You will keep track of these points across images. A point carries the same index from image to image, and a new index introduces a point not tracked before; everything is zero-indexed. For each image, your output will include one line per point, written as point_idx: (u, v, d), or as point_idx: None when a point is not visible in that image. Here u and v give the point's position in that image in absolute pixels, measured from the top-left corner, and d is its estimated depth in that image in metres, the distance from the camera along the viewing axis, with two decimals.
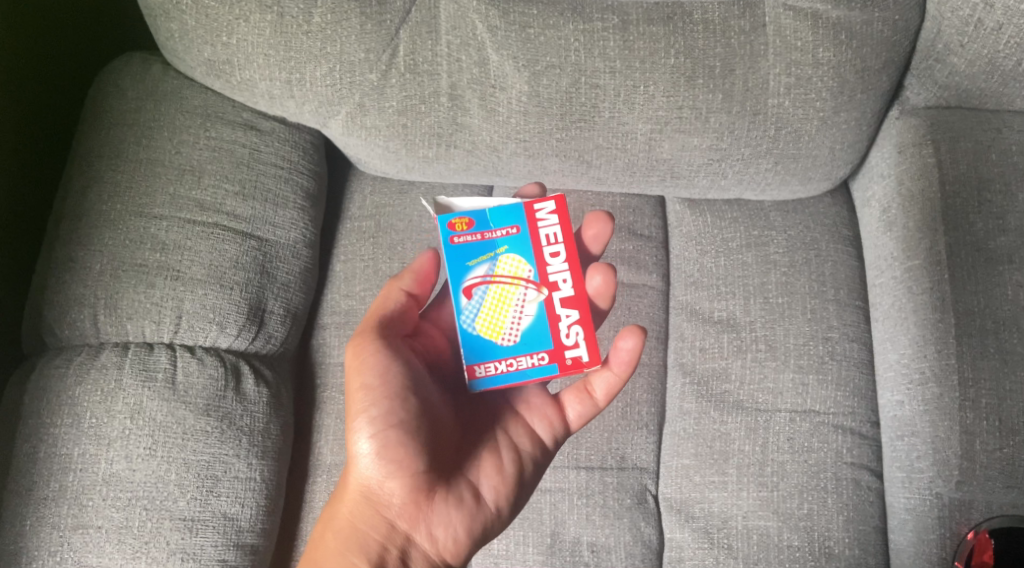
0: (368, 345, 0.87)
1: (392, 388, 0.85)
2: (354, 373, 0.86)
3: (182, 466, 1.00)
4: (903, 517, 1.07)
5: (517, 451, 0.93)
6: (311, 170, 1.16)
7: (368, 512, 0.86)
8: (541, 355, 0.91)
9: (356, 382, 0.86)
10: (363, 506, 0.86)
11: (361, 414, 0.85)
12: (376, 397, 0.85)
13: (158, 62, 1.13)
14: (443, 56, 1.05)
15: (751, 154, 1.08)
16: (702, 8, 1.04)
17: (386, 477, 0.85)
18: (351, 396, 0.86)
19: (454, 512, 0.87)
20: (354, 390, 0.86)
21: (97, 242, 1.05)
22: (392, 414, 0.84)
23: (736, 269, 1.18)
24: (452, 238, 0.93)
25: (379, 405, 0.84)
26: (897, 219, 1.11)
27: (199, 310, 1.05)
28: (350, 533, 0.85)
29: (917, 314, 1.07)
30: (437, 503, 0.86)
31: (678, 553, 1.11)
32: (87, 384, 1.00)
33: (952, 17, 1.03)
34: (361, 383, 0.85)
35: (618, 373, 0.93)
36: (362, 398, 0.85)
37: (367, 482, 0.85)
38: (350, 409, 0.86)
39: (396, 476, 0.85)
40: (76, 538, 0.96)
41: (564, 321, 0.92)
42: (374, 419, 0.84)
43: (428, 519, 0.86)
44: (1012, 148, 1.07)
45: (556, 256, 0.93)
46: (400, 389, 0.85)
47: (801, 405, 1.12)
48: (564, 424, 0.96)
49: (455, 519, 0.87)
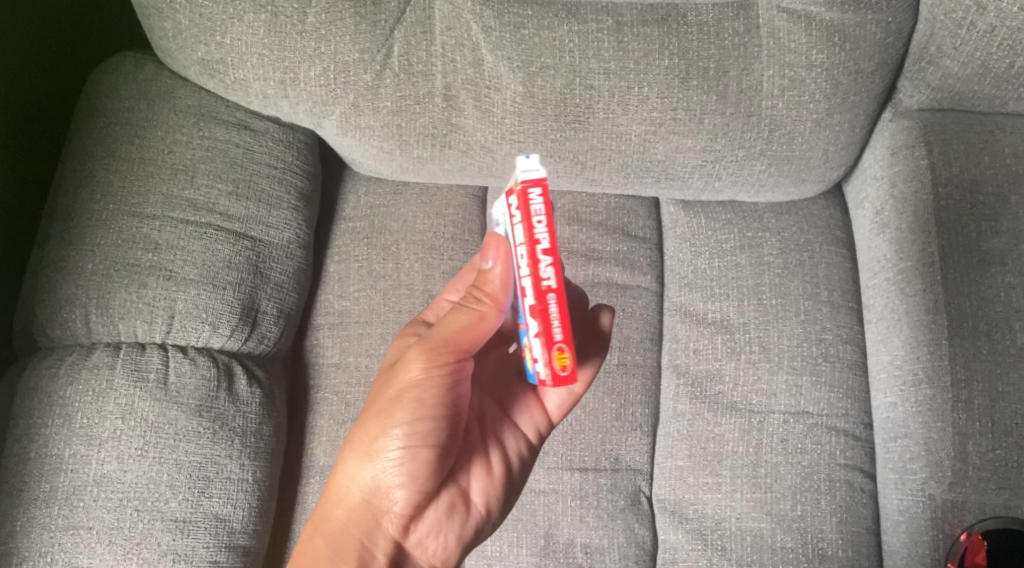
0: (435, 363, 0.85)
1: (442, 410, 0.85)
2: (410, 386, 0.85)
3: (173, 467, 1.00)
4: (896, 519, 1.08)
5: (512, 461, 0.95)
6: (304, 171, 1.16)
7: (367, 518, 0.86)
8: None
9: (406, 392, 0.85)
10: (363, 511, 0.86)
11: (400, 424, 0.85)
12: (423, 412, 0.85)
13: (152, 62, 1.12)
14: (438, 57, 1.05)
15: (744, 156, 1.09)
16: (696, 9, 1.04)
17: (400, 486, 0.86)
18: (395, 402, 0.85)
19: (446, 521, 0.89)
20: (402, 399, 0.85)
21: (89, 242, 1.04)
22: (431, 434, 0.85)
23: (730, 271, 1.18)
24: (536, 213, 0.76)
25: (421, 422, 0.85)
26: (890, 220, 1.11)
27: (192, 310, 1.05)
28: (343, 535, 0.86)
29: (909, 315, 1.07)
30: (431, 512, 0.89)
31: (672, 554, 1.11)
32: (78, 385, 1.00)
33: (945, 20, 1.03)
34: (415, 396, 0.85)
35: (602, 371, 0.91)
36: (407, 409, 0.85)
37: (376, 487, 0.86)
38: (388, 414, 0.85)
39: (408, 487, 0.86)
40: (67, 539, 0.95)
41: None
42: (412, 433, 0.85)
43: (421, 527, 0.88)
44: (1004, 151, 1.08)
45: None
46: (449, 412, 0.86)
47: (795, 407, 1.12)
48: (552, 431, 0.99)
49: (447, 530, 0.89)
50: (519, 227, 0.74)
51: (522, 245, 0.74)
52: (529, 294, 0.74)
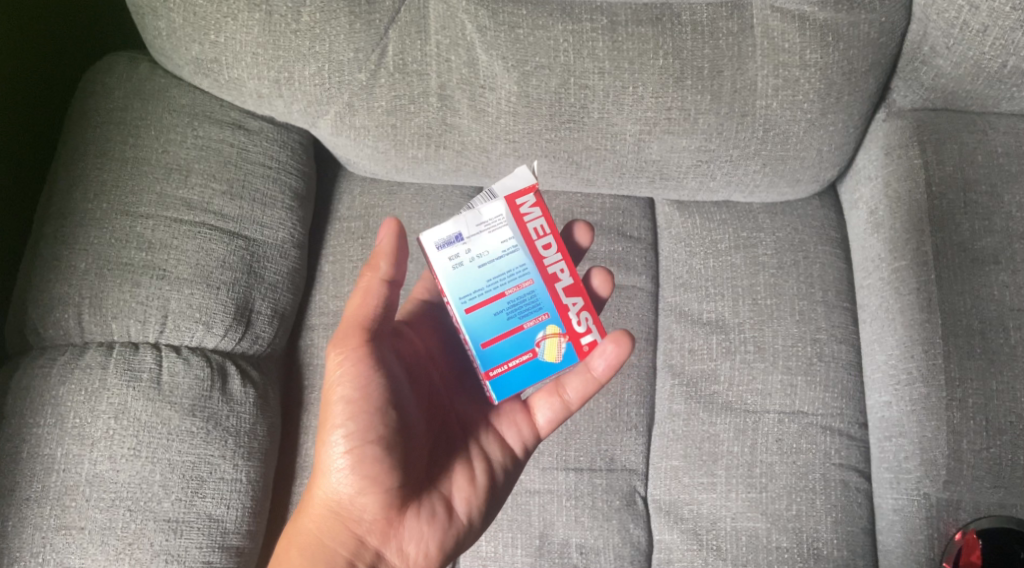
0: (347, 354, 0.86)
1: (373, 401, 0.85)
2: (336, 384, 0.85)
3: (167, 467, 0.99)
4: (891, 518, 1.07)
5: (488, 462, 0.95)
6: (300, 171, 1.16)
7: (338, 528, 0.85)
8: (559, 345, 0.93)
9: (334, 393, 0.85)
10: (332, 522, 0.86)
11: (336, 427, 0.85)
12: (354, 410, 0.84)
13: (146, 62, 1.12)
14: (433, 57, 1.05)
15: (739, 155, 1.09)
16: (690, 9, 1.04)
17: (358, 491, 0.85)
18: (328, 406, 0.86)
19: (425, 527, 0.88)
20: (331, 400, 0.85)
21: (82, 241, 1.04)
22: (370, 429, 0.84)
23: (725, 271, 1.18)
24: (527, 221, 0.93)
25: (357, 418, 0.84)
26: (885, 220, 1.11)
27: (186, 310, 1.05)
28: (316, 550, 0.85)
29: (903, 314, 1.07)
30: (409, 520, 0.87)
31: (667, 555, 1.10)
32: (70, 384, 0.99)
33: (938, 19, 1.03)
34: (341, 394, 0.85)
35: (597, 378, 0.94)
36: (338, 409, 0.85)
37: (338, 497, 0.85)
38: (327, 420, 0.85)
39: (369, 492, 0.85)
40: (59, 539, 0.95)
41: (518, 356, 0.92)
42: (350, 433, 0.84)
43: (399, 534, 0.87)
44: (996, 151, 1.08)
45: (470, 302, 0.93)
46: (385, 405, 0.85)
47: (790, 406, 1.12)
48: (534, 430, 0.98)
49: (428, 535, 0.88)
50: (542, 222, 0.93)
51: (546, 237, 0.93)
52: (568, 274, 0.93)
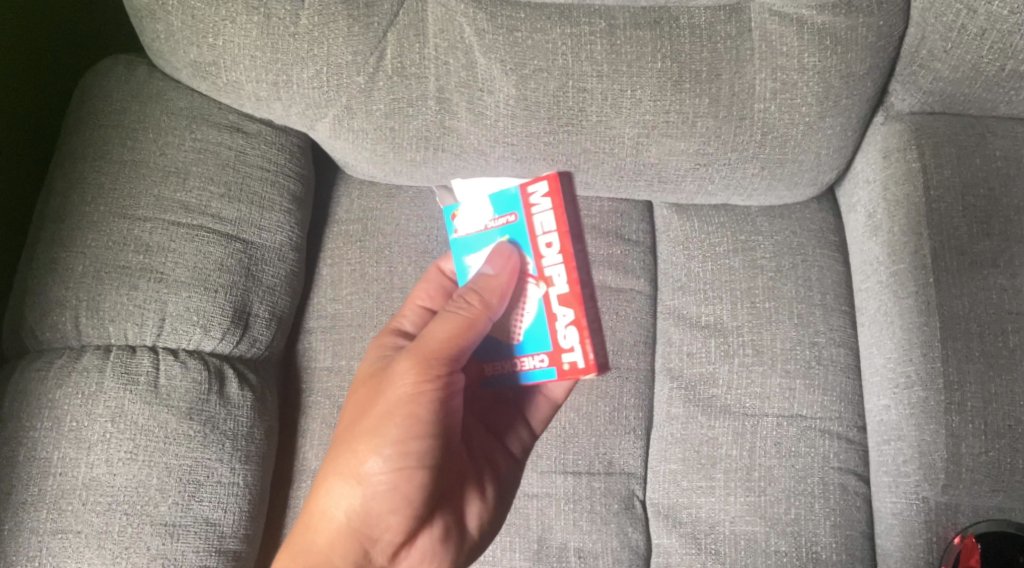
0: (424, 377, 0.84)
1: (436, 427, 0.84)
2: (402, 403, 0.83)
3: (163, 470, 0.99)
4: (890, 522, 1.07)
5: (503, 481, 0.96)
6: (298, 173, 1.15)
7: (354, 546, 0.83)
8: (542, 357, 0.91)
9: (398, 412, 0.83)
10: (350, 538, 0.83)
11: (391, 446, 0.83)
12: (416, 430, 0.83)
13: (144, 64, 1.12)
14: (431, 60, 1.05)
15: (737, 159, 1.09)
16: (688, 13, 1.05)
17: (392, 512, 0.84)
18: (386, 421, 0.84)
19: (439, 549, 0.88)
20: (394, 416, 0.83)
21: (80, 244, 1.04)
22: (426, 453, 0.84)
23: (724, 274, 1.18)
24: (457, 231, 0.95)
25: (416, 442, 0.83)
26: (883, 223, 1.11)
27: (183, 313, 1.04)
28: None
29: (902, 318, 1.07)
30: (424, 539, 0.87)
31: (666, 558, 1.11)
32: (67, 387, 0.99)
33: (936, 23, 1.03)
34: (408, 412, 0.83)
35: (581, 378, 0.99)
36: (399, 426, 0.83)
37: (365, 512, 0.84)
38: (378, 435, 0.84)
39: (401, 514, 0.84)
40: (55, 543, 0.95)
41: (560, 321, 0.90)
42: (406, 454, 0.83)
43: (412, 554, 0.86)
44: (996, 154, 1.08)
45: (551, 248, 0.90)
46: (443, 431, 0.85)
47: (788, 410, 1.12)
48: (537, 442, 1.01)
49: (439, 557, 0.88)
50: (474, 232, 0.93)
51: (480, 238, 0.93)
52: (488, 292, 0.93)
